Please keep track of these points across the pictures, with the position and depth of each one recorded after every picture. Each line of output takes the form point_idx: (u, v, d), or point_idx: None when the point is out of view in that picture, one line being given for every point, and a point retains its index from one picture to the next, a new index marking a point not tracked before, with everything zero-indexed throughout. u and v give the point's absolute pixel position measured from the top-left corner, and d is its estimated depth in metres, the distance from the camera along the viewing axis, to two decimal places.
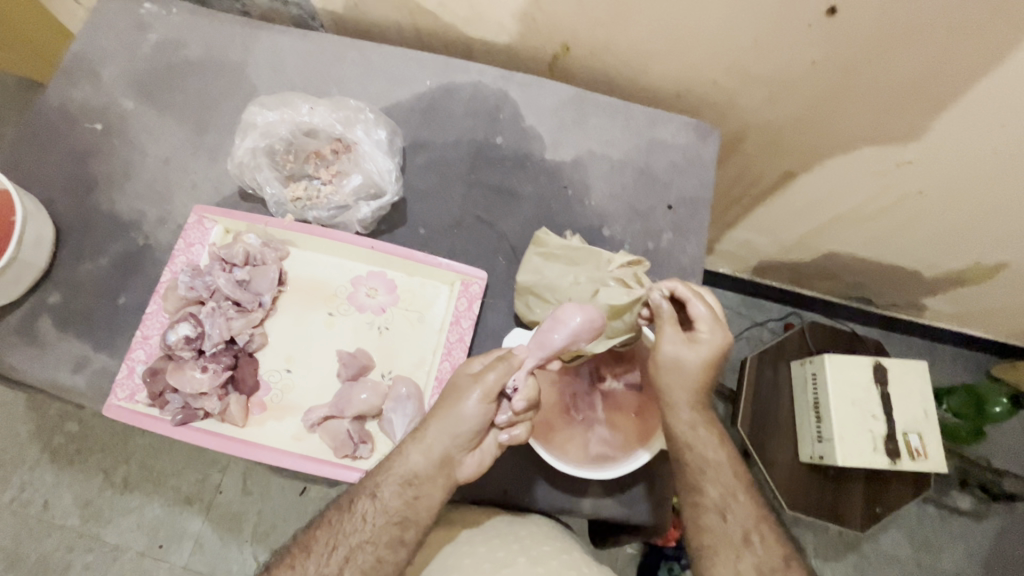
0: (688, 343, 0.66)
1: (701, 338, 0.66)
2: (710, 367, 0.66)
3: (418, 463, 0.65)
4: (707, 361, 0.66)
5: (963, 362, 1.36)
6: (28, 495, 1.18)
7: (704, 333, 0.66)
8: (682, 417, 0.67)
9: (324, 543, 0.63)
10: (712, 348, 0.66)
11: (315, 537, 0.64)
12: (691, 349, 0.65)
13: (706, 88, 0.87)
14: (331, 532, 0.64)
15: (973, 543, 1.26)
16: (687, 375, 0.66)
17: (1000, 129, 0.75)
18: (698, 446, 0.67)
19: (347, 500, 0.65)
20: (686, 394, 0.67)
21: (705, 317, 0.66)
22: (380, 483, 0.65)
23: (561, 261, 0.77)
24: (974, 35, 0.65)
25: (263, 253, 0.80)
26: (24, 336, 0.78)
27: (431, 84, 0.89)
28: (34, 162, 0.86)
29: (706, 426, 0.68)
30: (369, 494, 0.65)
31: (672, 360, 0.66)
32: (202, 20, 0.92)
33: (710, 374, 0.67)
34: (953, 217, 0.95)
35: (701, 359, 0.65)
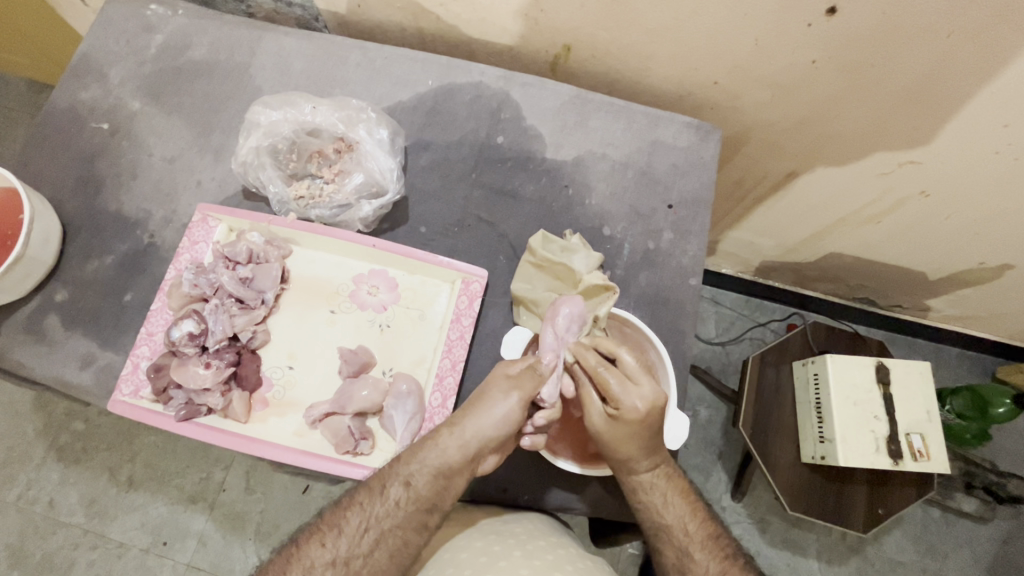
0: (607, 417, 0.66)
1: (620, 415, 0.65)
2: (638, 437, 0.65)
3: (450, 447, 0.65)
4: (629, 435, 0.65)
5: (968, 364, 1.36)
6: (34, 493, 1.19)
7: (623, 408, 0.64)
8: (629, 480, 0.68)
9: (354, 523, 0.64)
10: (632, 423, 0.64)
11: (346, 514, 0.65)
12: (612, 424, 0.65)
13: (707, 88, 0.87)
14: (362, 513, 0.64)
15: (978, 547, 1.26)
16: (617, 449, 0.66)
17: (1003, 130, 0.75)
18: (645, 510, 0.68)
19: (378, 483, 0.65)
20: (625, 463, 0.67)
21: (618, 391, 0.65)
22: (414, 470, 0.65)
23: (551, 273, 0.79)
24: (975, 36, 0.65)
25: (266, 251, 0.81)
26: (31, 334, 0.79)
27: (433, 85, 0.90)
28: (42, 162, 0.87)
29: (654, 489, 0.68)
30: (402, 478, 0.65)
31: (598, 434, 0.67)
32: (208, 22, 0.93)
33: (644, 442, 0.66)
34: (956, 217, 0.95)
35: (623, 435, 0.65)
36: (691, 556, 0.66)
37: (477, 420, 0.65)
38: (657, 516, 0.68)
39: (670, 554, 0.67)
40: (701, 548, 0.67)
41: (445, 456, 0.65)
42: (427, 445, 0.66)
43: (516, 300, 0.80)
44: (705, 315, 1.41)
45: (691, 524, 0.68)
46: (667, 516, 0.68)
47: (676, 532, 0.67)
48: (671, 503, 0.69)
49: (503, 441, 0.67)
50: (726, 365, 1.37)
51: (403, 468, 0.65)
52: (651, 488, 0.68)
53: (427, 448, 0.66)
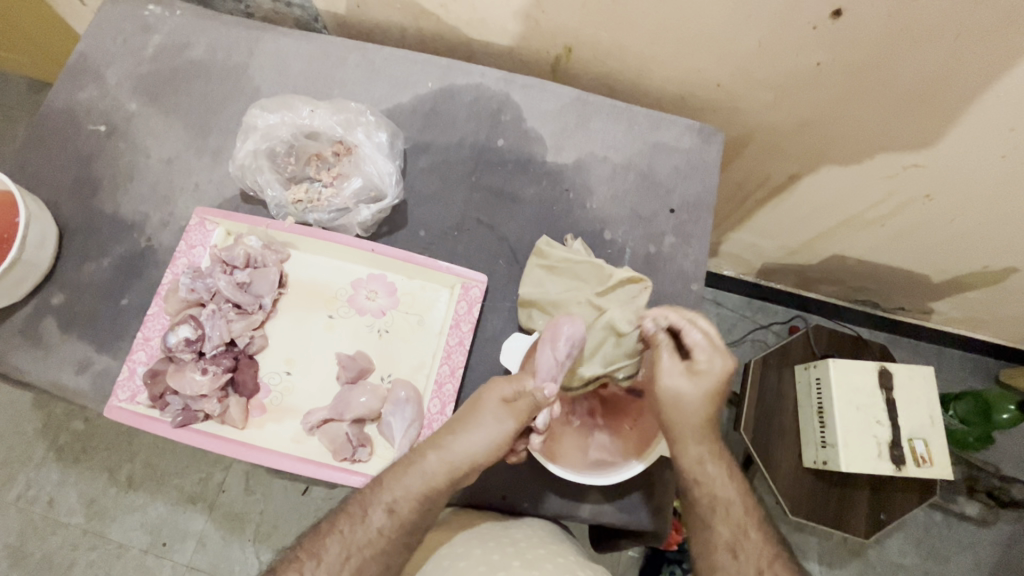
0: (689, 374, 0.67)
1: (705, 368, 0.67)
2: (714, 398, 0.67)
3: (430, 465, 0.65)
4: (709, 393, 0.66)
5: (971, 367, 1.35)
6: (33, 493, 1.19)
7: (708, 363, 0.66)
8: (691, 451, 0.68)
9: (334, 548, 0.64)
10: (715, 378, 0.67)
11: (325, 539, 0.64)
12: (694, 381, 0.66)
13: (710, 90, 0.86)
14: (344, 540, 0.64)
15: (981, 550, 1.25)
16: (691, 409, 0.66)
17: (1010, 133, 0.74)
18: (706, 482, 0.68)
19: (358, 509, 0.65)
20: (693, 430, 0.67)
21: (702, 346, 0.67)
22: (395, 494, 0.65)
23: (561, 274, 0.77)
24: (982, 38, 0.64)
25: (264, 255, 0.80)
26: (28, 338, 0.78)
27: (433, 86, 0.89)
28: (39, 164, 0.87)
29: (716, 463, 0.69)
30: (382, 501, 0.65)
31: (678, 393, 0.66)
32: (206, 22, 0.92)
33: (711, 407, 0.67)
34: (961, 220, 0.94)
35: (704, 391, 0.66)
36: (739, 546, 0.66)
37: (469, 433, 0.66)
38: (717, 490, 0.68)
39: (724, 530, 0.67)
40: (757, 528, 0.67)
41: (427, 477, 0.65)
42: (407, 467, 0.66)
43: (524, 304, 0.77)
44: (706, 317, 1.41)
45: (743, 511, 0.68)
46: (728, 491, 0.68)
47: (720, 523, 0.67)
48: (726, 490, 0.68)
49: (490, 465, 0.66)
50: None
51: (382, 492, 0.65)
52: (713, 460, 0.68)
53: (405, 468, 0.66)
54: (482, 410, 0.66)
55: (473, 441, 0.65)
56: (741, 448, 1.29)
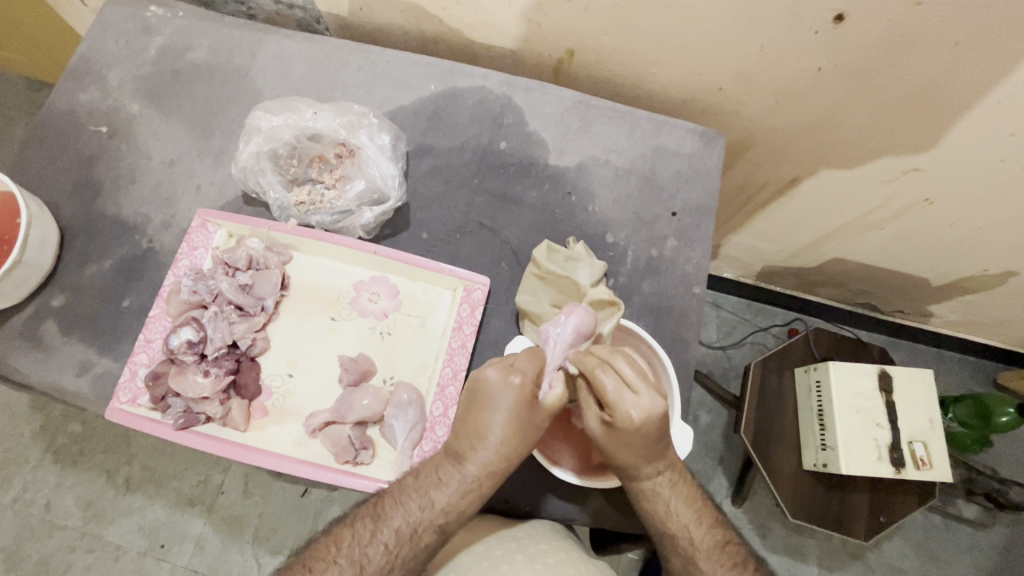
0: (602, 424, 0.64)
1: (614, 419, 0.62)
2: (635, 445, 0.63)
3: (484, 485, 0.64)
4: (624, 443, 0.63)
5: (969, 370, 1.35)
6: (31, 495, 1.18)
7: (616, 414, 0.62)
8: (637, 484, 0.67)
9: (378, 562, 0.62)
10: (626, 431, 0.62)
11: (368, 552, 0.62)
12: (607, 430, 0.63)
13: (712, 94, 0.87)
14: (389, 555, 0.62)
15: (978, 553, 1.25)
16: (615, 454, 0.64)
17: (1009, 138, 0.74)
18: (653, 517, 0.67)
19: (407, 527, 0.63)
20: (630, 467, 0.65)
21: (611, 395, 0.62)
22: (447, 513, 0.63)
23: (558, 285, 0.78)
24: (982, 46, 0.65)
25: (266, 257, 0.80)
26: (28, 340, 0.78)
27: (435, 89, 0.89)
28: (40, 165, 0.86)
29: (659, 496, 0.67)
30: (434, 520, 0.63)
31: (595, 440, 0.65)
32: (209, 24, 0.92)
33: (640, 451, 0.64)
34: (960, 225, 0.94)
35: (618, 441, 0.63)
36: (696, 564, 0.66)
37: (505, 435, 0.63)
38: (663, 523, 0.67)
39: (676, 560, 0.67)
40: (706, 556, 0.66)
41: (481, 496, 0.64)
42: (459, 486, 0.64)
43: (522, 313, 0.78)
44: (706, 320, 1.41)
45: (699, 530, 0.67)
46: (671, 525, 0.67)
47: (682, 541, 0.66)
48: (677, 510, 0.67)
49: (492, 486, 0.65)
50: (727, 370, 1.36)
51: (434, 510, 0.63)
52: (654, 495, 0.66)
53: (459, 487, 0.64)
54: (507, 408, 0.63)
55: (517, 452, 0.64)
56: (740, 450, 1.29)
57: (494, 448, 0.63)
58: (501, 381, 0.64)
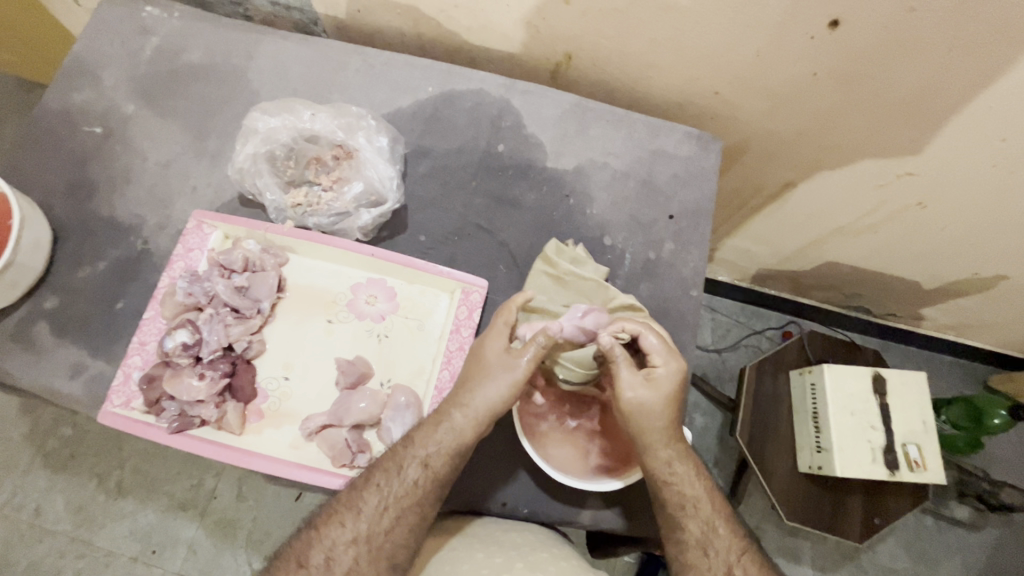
0: (648, 384, 0.66)
1: (660, 374, 0.66)
2: (673, 400, 0.67)
3: (462, 423, 0.66)
4: (668, 397, 0.66)
5: (961, 373, 1.36)
6: (20, 500, 1.17)
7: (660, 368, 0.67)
8: (658, 454, 0.66)
9: (373, 505, 0.64)
10: (672, 381, 0.66)
11: (363, 496, 0.64)
12: (653, 388, 0.65)
13: (708, 98, 0.87)
14: (382, 496, 0.64)
15: (970, 554, 1.26)
16: (654, 416, 0.65)
17: (1000, 143, 0.75)
18: (675, 483, 0.66)
19: (395, 467, 0.65)
20: (655, 432, 0.66)
21: (657, 349, 0.67)
22: (431, 451, 0.66)
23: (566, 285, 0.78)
24: (975, 52, 0.65)
25: (262, 259, 0.80)
26: (20, 342, 0.77)
27: (433, 92, 0.89)
28: (32, 165, 0.86)
29: (683, 461, 0.67)
30: (416, 457, 0.66)
31: (638, 405, 0.65)
32: (205, 25, 0.92)
33: (674, 408, 0.67)
34: (952, 229, 0.95)
35: (663, 395, 0.66)
36: (716, 531, 0.66)
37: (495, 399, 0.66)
38: (686, 488, 0.66)
39: (694, 527, 0.66)
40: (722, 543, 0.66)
41: (460, 434, 0.66)
42: (438, 424, 0.67)
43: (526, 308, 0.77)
44: (701, 322, 1.41)
45: (716, 497, 0.68)
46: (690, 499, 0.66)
47: (703, 507, 0.67)
48: (700, 476, 0.68)
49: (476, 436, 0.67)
50: (722, 372, 1.36)
51: (419, 456, 0.66)
52: (674, 461, 0.67)
53: (435, 425, 0.67)
54: (487, 364, 0.67)
55: (493, 398, 0.66)
56: (736, 452, 1.29)
57: (469, 392, 0.66)
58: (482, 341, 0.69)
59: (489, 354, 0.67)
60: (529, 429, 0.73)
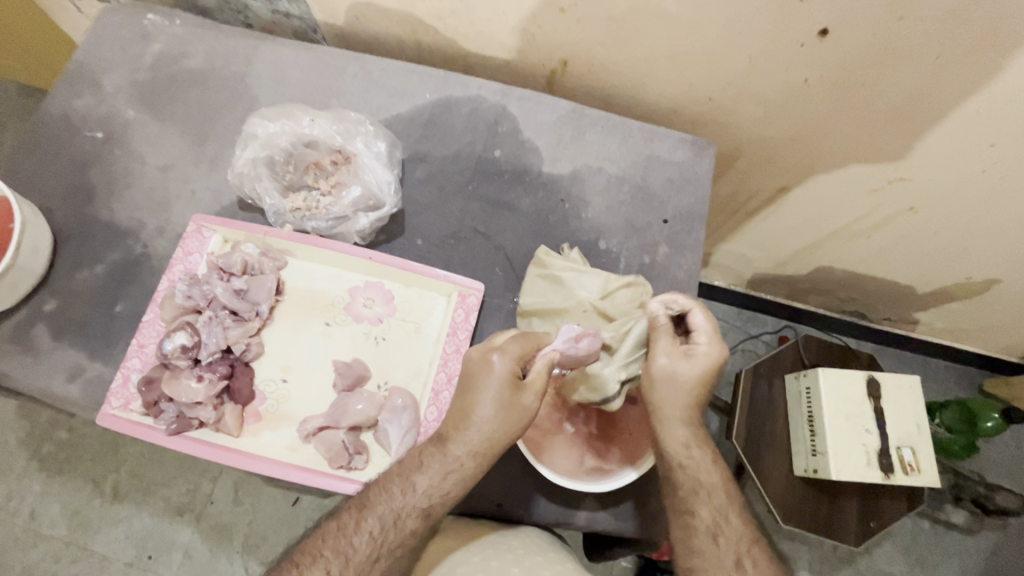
0: (680, 357, 0.67)
1: (693, 353, 0.67)
2: (699, 382, 0.67)
3: (467, 467, 0.63)
4: (694, 377, 0.67)
5: (956, 377, 1.37)
6: (15, 504, 1.17)
7: (703, 347, 0.67)
8: (677, 434, 0.67)
9: (364, 551, 0.62)
10: (702, 363, 0.67)
11: (353, 542, 0.62)
12: (683, 363, 0.67)
13: (702, 105, 0.88)
14: (375, 542, 0.62)
15: (967, 558, 1.27)
16: (677, 390, 0.67)
17: (989, 149, 0.76)
18: (689, 468, 0.67)
19: (390, 514, 0.63)
20: (682, 411, 0.67)
21: (702, 328, 0.68)
22: (429, 489, 0.63)
23: (563, 283, 0.78)
24: (963, 60, 0.67)
25: (261, 263, 0.80)
26: (18, 344, 0.77)
27: (430, 97, 0.90)
28: (33, 170, 0.86)
29: (699, 447, 0.68)
30: (416, 503, 0.63)
31: (662, 374, 0.67)
32: (205, 32, 0.93)
33: (698, 389, 0.67)
34: (944, 234, 0.96)
35: (689, 373, 0.67)
36: (728, 519, 0.67)
37: (493, 424, 0.63)
38: (701, 473, 0.68)
39: (705, 514, 0.67)
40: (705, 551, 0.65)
41: (460, 470, 0.63)
42: (439, 457, 0.64)
43: (524, 313, 0.78)
44: None
45: (730, 487, 0.69)
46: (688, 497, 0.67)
47: (716, 492, 0.68)
48: (714, 464, 0.69)
49: (474, 474, 0.64)
50: (718, 377, 1.37)
51: (417, 494, 0.63)
52: (689, 447, 0.68)
53: (438, 471, 0.64)
54: (486, 392, 0.63)
55: (490, 423, 0.63)
56: (732, 457, 1.30)
57: (473, 431, 0.63)
58: (482, 362, 0.65)
59: (491, 376, 0.63)
60: (532, 434, 0.74)
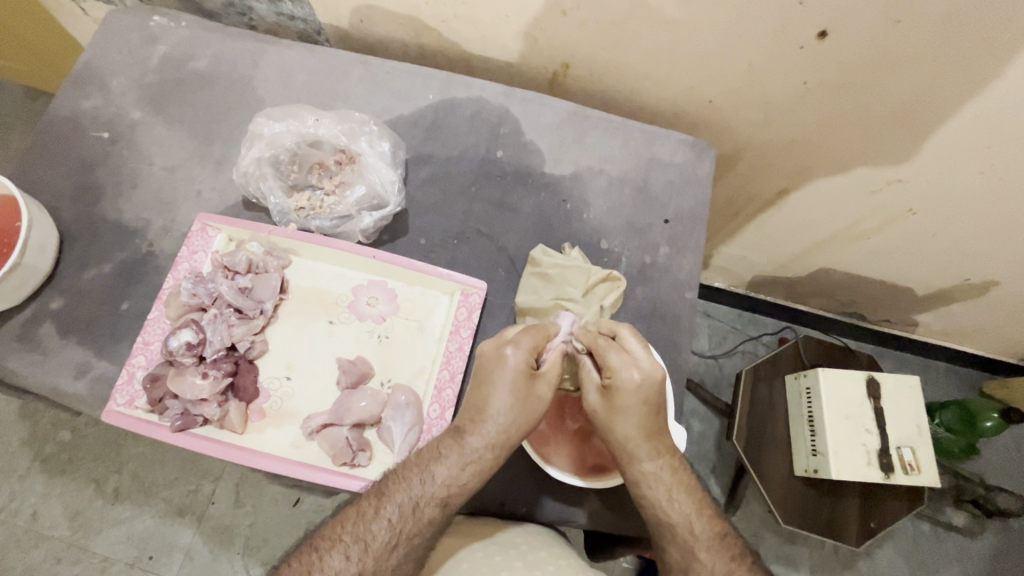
0: (604, 394, 0.65)
1: (615, 385, 0.64)
2: (636, 412, 0.64)
3: (485, 459, 0.64)
4: (626, 409, 0.64)
5: (955, 380, 1.38)
6: (17, 505, 1.17)
7: (622, 376, 0.64)
8: (643, 467, 0.66)
9: (382, 539, 0.62)
10: (627, 393, 0.64)
11: (371, 529, 0.62)
12: (608, 400, 0.65)
13: (702, 108, 0.89)
14: (393, 531, 0.62)
15: (967, 561, 1.27)
16: (614, 427, 0.65)
17: (987, 151, 0.77)
18: (651, 505, 0.66)
19: (409, 503, 0.63)
20: (628, 447, 0.65)
21: (614, 358, 0.65)
22: (447, 480, 0.64)
23: (553, 281, 0.79)
24: (961, 62, 0.67)
25: (266, 261, 0.81)
26: (24, 343, 0.78)
27: (434, 99, 0.91)
28: (40, 170, 0.87)
29: (659, 484, 0.66)
30: (433, 493, 0.64)
31: (597, 414, 0.66)
32: (211, 34, 0.94)
33: (641, 419, 0.65)
34: (943, 236, 0.97)
35: (619, 408, 0.65)
36: (696, 555, 0.64)
37: (507, 415, 0.64)
38: (676, 502, 0.66)
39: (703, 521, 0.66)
40: (706, 548, 0.65)
41: (478, 460, 0.64)
42: (451, 449, 0.65)
43: (521, 312, 0.79)
44: (698, 328, 1.43)
45: (696, 522, 0.66)
46: (672, 514, 0.66)
47: (681, 531, 0.65)
48: (677, 500, 0.66)
49: (490, 466, 0.64)
50: (719, 379, 1.38)
51: (435, 484, 0.64)
52: (655, 482, 0.65)
53: (456, 463, 0.64)
54: (505, 381, 0.64)
55: (507, 413, 0.64)
56: (733, 458, 1.30)
57: (491, 422, 0.64)
58: (496, 354, 0.66)
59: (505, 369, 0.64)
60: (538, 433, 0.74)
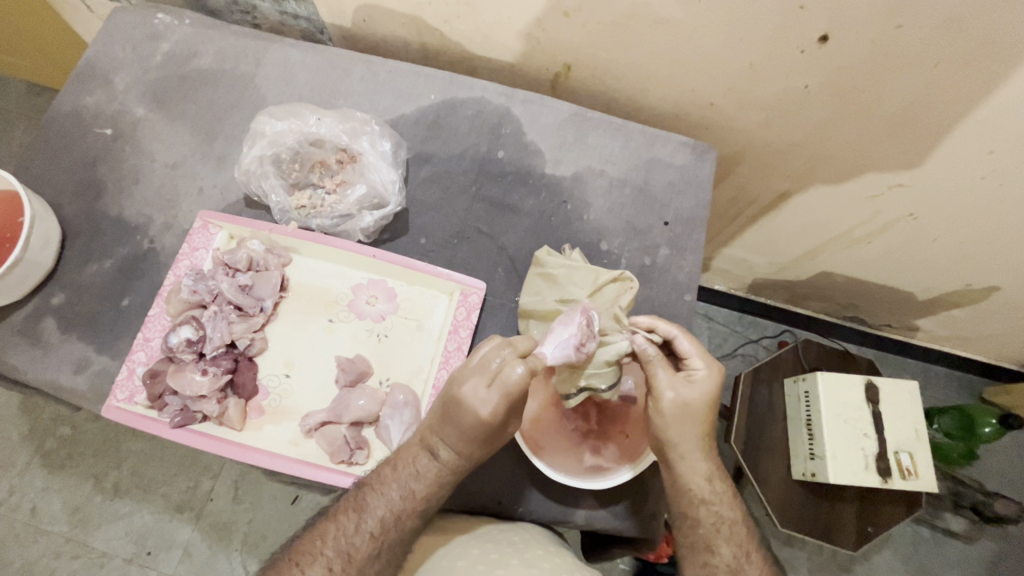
0: (687, 383, 0.67)
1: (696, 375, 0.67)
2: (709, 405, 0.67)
3: (455, 468, 0.65)
4: (706, 399, 0.67)
5: (955, 385, 1.38)
6: (17, 499, 1.17)
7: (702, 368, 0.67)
8: (696, 467, 0.67)
9: (363, 547, 0.63)
10: (709, 383, 0.67)
11: (352, 539, 0.63)
12: (693, 388, 0.66)
13: (704, 109, 0.89)
14: (372, 539, 0.63)
15: (965, 567, 1.27)
16: (691, 419, 0.66)
17: (988, 156, 0.77)
18: (710, 505, 0.67)
19: (387, 511, 0.63)
20: (690, 444, 0.66)
21: (693, 352, 0.68)
22: (420, 486, 0.64)
23: (558, 282, 0.78)
24: (962, 65, 0.67)
25: (266, 259, 0.81)
26: (26, 337, 0.78)
27: (436, 99, 0.91)
28: (43, 166, 0.88)
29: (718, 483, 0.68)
30: (411, 505, 0.64)
31: (683, 404, 0.66)
32: (215, 32, 0.94)
33: (710, 413, 0.67)
34: (943, 241, 0.97)
35: (702, 397, 0.66)
36: (750, 556, 0.66)
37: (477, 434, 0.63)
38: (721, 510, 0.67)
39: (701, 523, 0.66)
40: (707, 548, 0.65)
41: (449, 467, 0.65)
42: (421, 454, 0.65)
43: (524, 313, 0.79)
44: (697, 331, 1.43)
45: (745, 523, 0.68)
46: (728, 511, 0.67)
47: (733, 531, 0.67)
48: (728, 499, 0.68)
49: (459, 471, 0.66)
50: None
51: (410, 492, 0.64)
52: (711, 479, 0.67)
53: (430, 473, 0.65)
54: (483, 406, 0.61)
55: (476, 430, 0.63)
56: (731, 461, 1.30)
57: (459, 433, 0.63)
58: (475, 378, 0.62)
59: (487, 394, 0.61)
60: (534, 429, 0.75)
